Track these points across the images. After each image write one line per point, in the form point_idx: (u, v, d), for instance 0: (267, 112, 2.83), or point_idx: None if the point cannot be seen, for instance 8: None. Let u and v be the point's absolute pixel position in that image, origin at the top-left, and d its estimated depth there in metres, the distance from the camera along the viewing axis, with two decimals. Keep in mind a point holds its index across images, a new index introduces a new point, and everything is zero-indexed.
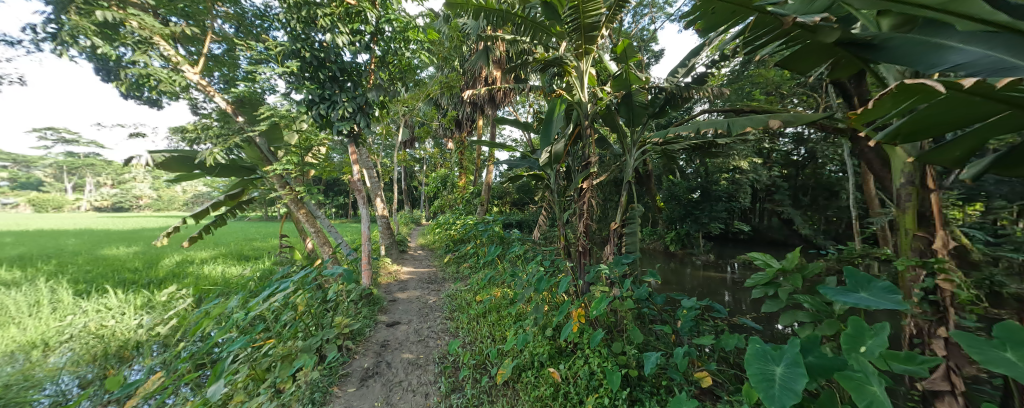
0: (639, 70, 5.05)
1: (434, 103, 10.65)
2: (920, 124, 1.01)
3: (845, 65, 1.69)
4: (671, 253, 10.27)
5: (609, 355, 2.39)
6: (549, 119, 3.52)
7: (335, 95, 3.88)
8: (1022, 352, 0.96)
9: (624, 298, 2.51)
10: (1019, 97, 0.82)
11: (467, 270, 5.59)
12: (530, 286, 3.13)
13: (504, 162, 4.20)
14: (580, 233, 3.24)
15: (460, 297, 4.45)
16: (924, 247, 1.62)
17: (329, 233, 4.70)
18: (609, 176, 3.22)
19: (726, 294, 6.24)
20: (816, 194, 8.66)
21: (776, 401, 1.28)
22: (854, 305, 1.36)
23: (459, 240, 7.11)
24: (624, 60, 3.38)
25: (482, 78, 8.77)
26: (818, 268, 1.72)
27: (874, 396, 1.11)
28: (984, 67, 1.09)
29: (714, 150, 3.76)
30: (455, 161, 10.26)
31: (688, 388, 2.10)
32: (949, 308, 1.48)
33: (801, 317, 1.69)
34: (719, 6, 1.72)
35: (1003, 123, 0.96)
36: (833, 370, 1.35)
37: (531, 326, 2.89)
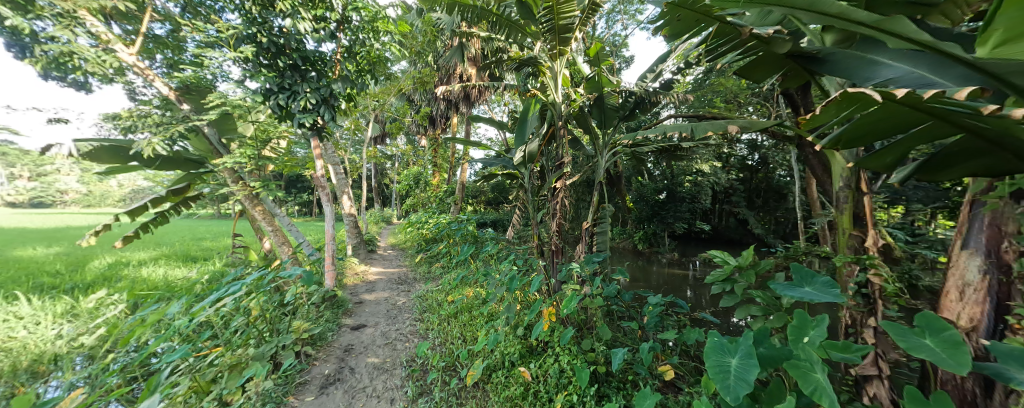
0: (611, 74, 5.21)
1: (406, 99, 10.37)
2: (858, 131, 1.09)
3: (793, 76, 1.82)
4: (638, 251, 10.66)
5: (578, 352, 2.43)
6: (523, 119, 3.53)
7: (296, 85, 3.71)
8: (939, 339, 1.07)
9: (593, 296, 2.56)
10: (941, 108, 0.90)
11: (440, 269, 5.49)
12: (502, 286, 3.12)
13: (477, 161, 4.16)
14: (552, 233, 3.27)
15: (432, 297, 4.35)
16: (858, 244, 1.80)
17: (289, 232, 4.43)
18: (582, 176, 3.27)
19: (688, 290, 6.58)
20: (768, 197, 9.38)
21: (731, 392, 1.36)
22: (800, 299, 1.46)
23: (431, 240, 6.98)
24: (597, 63, 3.44)
25: (456, 75, 8.64)
26: (769, 265, 1.85)
27: (816, 384, 1.20)
28: (908, 82, 1.21)
29: (679, 154, 3.95)
30: (428, 159, 10.04)
31: (652, 382, 2.18)
32: (878, 300, 1.63)
33: (754, 311, 1.79)
34: (684, 15, 1.79)
35: (925, 134, 1.06)
36: (781, 360, 1.45)
37: (503, 326, 2.88)
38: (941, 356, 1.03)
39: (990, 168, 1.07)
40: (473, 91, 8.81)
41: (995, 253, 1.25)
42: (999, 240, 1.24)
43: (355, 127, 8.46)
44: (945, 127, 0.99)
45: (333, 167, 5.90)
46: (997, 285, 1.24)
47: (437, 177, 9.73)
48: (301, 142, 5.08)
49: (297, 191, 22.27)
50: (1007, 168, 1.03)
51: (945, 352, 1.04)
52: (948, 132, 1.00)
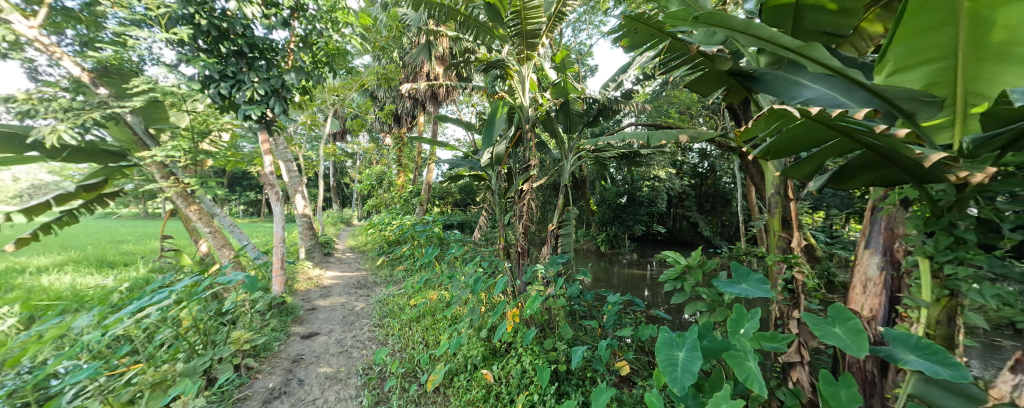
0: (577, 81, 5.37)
1: (370, 95, 9.94)
2: (783, 143, 1.21)
3: (734, 91, 1.99)
4: (601, 253, 11.08)
5: (540, 352, 2.47)
6: (491, 120, 3.54)
7: (241, 74, 3.40)
8: (846, 327, 1.22)
9: (557, 296, 2.61)
10: (847, 127, 1.04)
11: (402, 273, 5.30)
12: (467, 288, 3.07)
13: (444, 162, 4.08)
14: (518, 234, 3.29)
15: (393, 302, 4.19)
16: (785, 245, 2.01)
17: (231, 234, 4.04)
18: (548, 179, 3.34)
19: (645, 289, 6.95)
20: (715, 202, 10.19)
21: (678, 383, 1.46)
22: (738, 295, 1.61)
23: (393, 242, 6.73)
24: (563, 70, 3.52)
25: (423, 73, 8.43)
26: (714, 264, 2.00)
27: (749, 372, 1.33)
28: (827, 102, 1.39)
29: (638, 160, 4.17)
30: (391, 159, 9.67)
31: (609, 378, 2.26)
32: (801, 294, 1.83)
33: (700, 307, 1.93)
34: (641, 28, 1.91)
35: (837, 149, 1.20)
36: (721, 351, 1.57)
37: (466, 328, 2.84)
38: (847, 341, 1.18)
39: (885, 179, 1.24)
40: (440, 91, 8.64)
41: (890, 251, 1.45)
42: (892, 241, 1.45)
43: (311, 123, 7.96)
44: (850, 143, 1.13)
45: (285, 164, 5.50)
46: (891, 279, 1.44)
47: (401, 178, 9.39)
48: (249, 136, 4.68)
49: (241, 189, 20.42)
50: (896, 180, 1.21)
51: (849, 338, 1.19)
52: (853, 147, 1.15)
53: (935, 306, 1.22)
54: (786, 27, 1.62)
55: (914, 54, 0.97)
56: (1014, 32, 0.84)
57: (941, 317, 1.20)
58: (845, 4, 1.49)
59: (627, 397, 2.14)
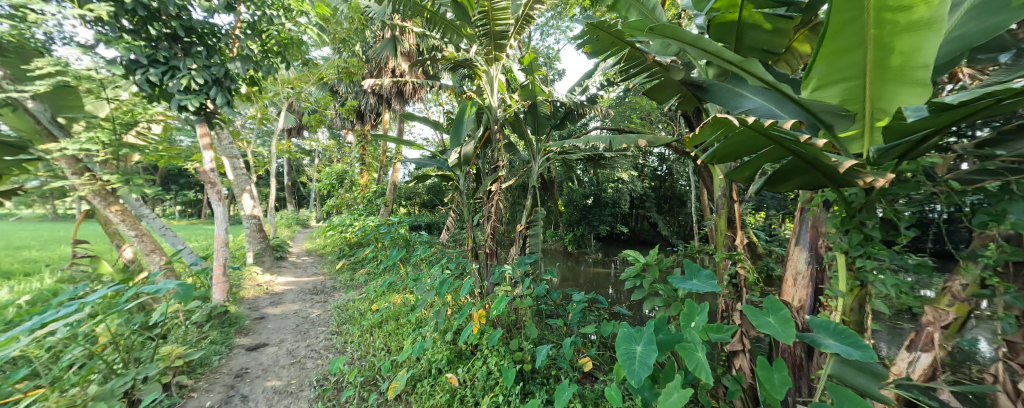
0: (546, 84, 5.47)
1: (329, 89, 9.41)
2: (726, 149, 1.31)
3: (687, 100, 2.12)
4: (568, 252, 11.36)
5: (506, 353, 2.47)
6: (459, 120, 3.50)
7: (176, 60, 3.06)
8: (778, 316, 1.35)
9: (524, 297, 2.62)
10: (778, 136, 1.15)
11: (364, 276, 5.06)
12: (432, 290, 2.98)
13: (410, 161, 3.95)
14: (486, 236, 3.27)
15: (353, 307, 3.99)
16: (731, 243, 2.18)
17: (163, 238, 3.62)
18: (516, 180, 3.36)
19: (609, 287, 7.22)
20: (672, 203, 10.84)
21: (635, 376, 1.53)
22: (689, 290, 1.71)
23: (355, 245, 6.41)
24: (531, 72, 3.54)
25: (388, 69, 8.12)
26: (669, 261, 2.12)
27: (698, 362, 1.43)
28: (761, 114, 1.52)
29: (603, 162, 4.32)
30: (352, 157, 9.22)
31: (572, 374, 2.32)
32: (743, 288, 1.99)
33: (656, 303, 2.04)
34: (602, 36, 1.98)
35: (771, 156, 1.32)
36: (675, 344, 1.67)
37: (431, 332, 2.78)
38: (778, 330, 1.30)
39: (810, 184, 1.38)
40: (406, 88, 8.38)
41: (814, 248, 1.62)
42: (817, 238, 1.61)
43: (262, 116, 7.36)
44: (781, 150, 1.25)
45: (230, 160, 5.03)
46: (816, 272, 1.61)
47: (364, 177, 8.98)
48: (187, 128, 4.22)
49: (177, 187, 18.37)
50: (819, 184, 1.35)
51: (780, 327, 1.31)
52: (783, 154, 1.27)
53: (848, 295, 1.39)
54: (730, 42, 1.76)
55: (834, 71, 1.09)
56: (911, 58, 0.97)
57: (854, 305, 1.38)
58: (779, 24, 1.65)
59: (589, 393, 2.20)
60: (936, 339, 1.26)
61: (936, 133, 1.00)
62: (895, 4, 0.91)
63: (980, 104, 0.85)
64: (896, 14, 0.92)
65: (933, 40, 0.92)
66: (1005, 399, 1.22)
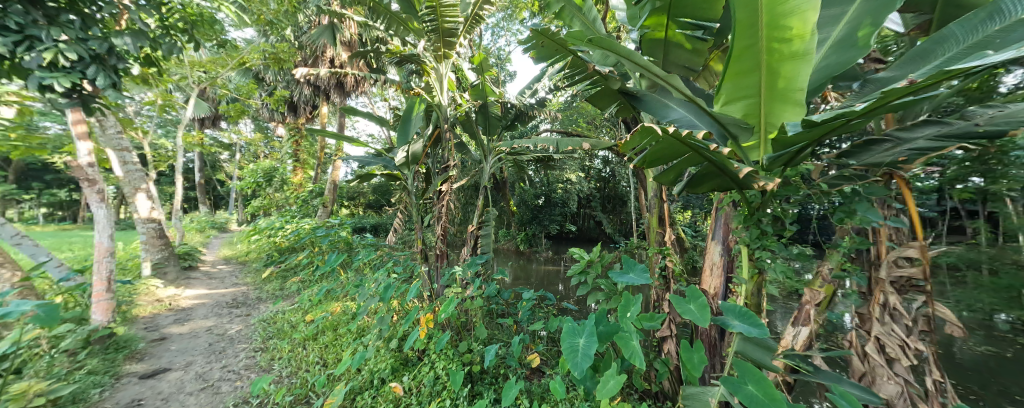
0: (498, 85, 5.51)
1: (254, 76, 8.38)
2: (653, 155, 1.45)
3: (626, 107, 2.28)
4: (520, 252, 11.54)
5: (454, 356, 2.42)
6: (407, 118, 3.38)
7: (34, 27, 2.44)
8: (697, 303, 1.51)
9: (474, 298, 2.58)
10: (695, 145, 1.30)
11: (298, 284, 4.58)
12: (375, 296, 2.79)
13: (352, 159, 3.67)
14: (436, 237, 3.19)
15: (283, 320, 3.58)
16: (661, 239, 2.40)
17: (19, 249, 2.90)
18: (467, 180, 3.32)
19: (559, 284, 7.48)
20: (615, 203, 11.60)
21: (578, 367, 1.62)
22: (626, 283, 1.84)
23: (286, 250, 5.78)
24: (482, 71, 3.51)
25: (325, 58, 7.45)
26: (610, 257, 2.26)
27: (633, 350, 1.54)
28: (682, 123, 1.65)
29: (552, 164, 4.46)
30: (283, 153, 8.30)
31: (520, 372, 2.34)
32: (671, 279, 2.20)
33: (598, 296, 2.16)
34: (547, 42, 2.05)
35: (690, 162, 1.49)
36: (613, 334, 1.78)
37: (374, 340, 2.62)
38: (697, 315, 1.47)
39: (721, 186, 1.58)
40: (346, 80, 7.78)
41: (725, 241, 1.85)
42: (727, 233, 1.85)
43: (165, 103, 6.29)
44: (697, 157, 1.42)
45: (118, 153, 4.19)
46: (727, 263, 1.83)
47: (298, 175, 8.16)
48: (53, 113, 3.43)
49: (45, 185, 14.93)
50: (729, 186, 1.55)
51: (699, 312, 1.48)
52: (700, 161, 1.44)
53: (750, 282, 1.61)
54: (658, 57, 1.93)
55: (739, 90, 1.28)
56: (792, 82, 1.16)
57: (754, 290, 1.60)
58: (697, 45, 1.85)
59: (536, 388, 2.24)
60: (811, 315, 1.51)
61: (810, 145, 1.23)
62: (779, 36, 1.09)
63: (837, 122, 1.05)
64: (780, 44, 1.11)
65: (807, 69, 1.11)
66: (857, 359, 1.50)
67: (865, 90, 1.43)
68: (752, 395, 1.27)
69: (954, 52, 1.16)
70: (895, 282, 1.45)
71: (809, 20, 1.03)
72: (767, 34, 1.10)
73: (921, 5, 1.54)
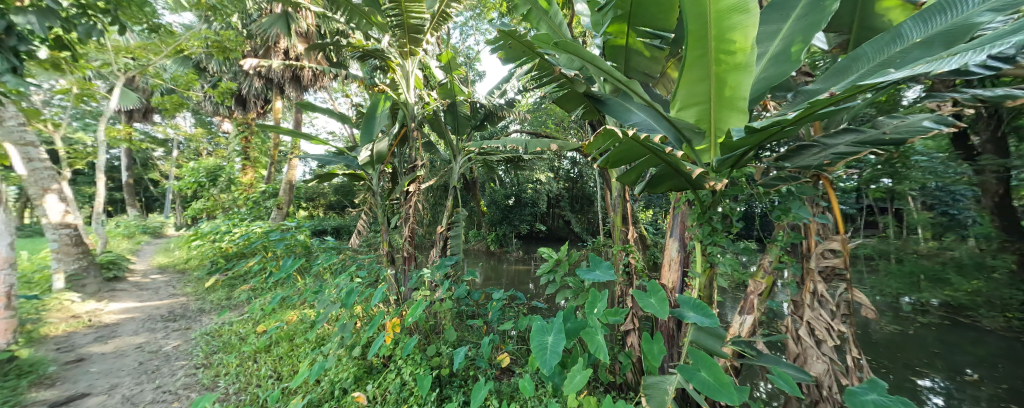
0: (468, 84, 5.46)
1: (196, 65, 7.63)
2: (616, 157, 1.51)
3: (592, 110, 2.34)
4: (491, 252, 11.50)
5: (422, 360, 2.36)
6: (371, 115, 3.27)
7: None
8: (657, 297, 1.60)
9: (443, 300, 2.53)
10: (654, 148, 1.37)
11: (248, 293, 4.22)
12: (336, 302, 2.65)
13: (310, 157, 3.46)
14: (404, 238, 3.11)
15: (232, 332, 3.30)
16: (625, 236, 2.52)
17: None
18: (436, 180, 3.27)
19: (529, 283, 7.56)
20: (583, 202, 11.93)
21: (547, 364, 1.65)
22: (592, 280, 1.90)
23: (234, 256, 5.32)
24: (450, 70, 3.46)
25: (279, 50, 6.97)
26: (577, 255, 2.32)
27: (598, 344, 1.60)
28: (642, 127, 1.71)
29: (522, 164, 4.49)
30: (231, 151, 7.65)
31: (490, 372, 2.34)
32: (634, 274, 2.32)
33: (567, 293, 2.22)
34: (515, 44, 2.07)
35: (649, 163, 1.57)
36: (580, 330, 1.83)
37: (335, 349, 2.49)
38: (656, 308, 1.56)
39: (677, 186, 1.68)
40: (303, 74, 7.32)
41: (682, 238, 1.96)
42: (684, 231, 1.95)
43: (84, 92, 5.54)
44: (655, 159, 1.50)
45: (19, 149, 3.63)
46: (683, 258, 1.95)
47: (248, 175, 7.55)
48: None
49: None
50: (684, 186, 1.65)
51: (658, 305, 1.57)
52: (658, 162, 1.53)
53: (702, 275, 1.73)
54: (620, 63, 2.02)
55: (692, 97, 1.38)
56: (736, 91, 1.27)
57: (705, 283, 1.73)
58: (654, 53, 1.96)
59: (505, 387, 2.25)
60: (754, 304, 1.65)
61: (752, 149, 1.34)
62: (725, 48, 1.20)
63: (773, 128, 1.16)
64: (725, 55, 1.22)
65: (748, 79, 1.23)
66: (792, 342, 1.67)
67: (796, 101, 1.59)
68: (704, 380, 1.37)
69: (865, 70, 1.33)
70: (822, 272, 1.63)
71: (749, 35, 1.15)
72: (715, 46, 1.21)
73: (841, 26, 1.75)
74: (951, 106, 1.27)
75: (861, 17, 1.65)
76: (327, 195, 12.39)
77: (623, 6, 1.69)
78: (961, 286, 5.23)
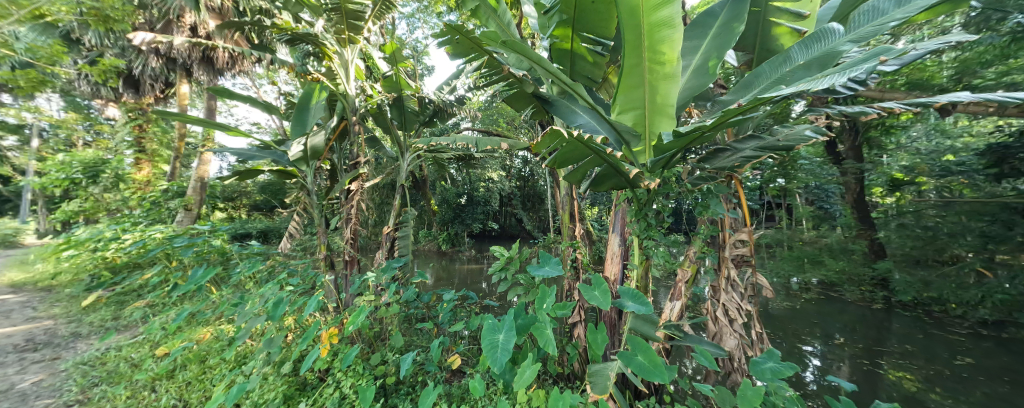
0: (417, 79, 5.26)
1: (66, 35, 6.18)
2: (562, 156, 1.58)
3: (540, 110, 2.39)
4: (442, 252, 11.20)
5: (365, 371, 2.20)
6: (304, 106, 2.98)
7: None
8: (601, 290, 1.69)
9: (389, 305, 2.39)
10: (596, 147, 1.47)
11: (144, 310, 3.53)
12: (261, 314, 2.35)
13: (228, 151, 3.02)
14: (346, 240, 2.90)
15: (120, 359, 2.74)
16: (573, 233, 2.65)
17: None
18: (381, 178, 3.08)
19: (482, 282, 7.52)
20: (534, 201, 12.21)
21: (498, 362, 1.65)
22: (542, 276, 1.94)
23: (125, 267, 4.41)
24: (394, 62, 3.28)
25: (186, 25, 5.96)
26: (527, 253, 2.36)
27: (547, 338, 1.64)
28: (586, 129, 1.78)
29: (474, 162, 4.45)
30: (119, 142, 6.37)
31: (440, 376, 2.27)
32: (580, 269, 2.44)
33: (518, 290, 2.25)
34: (463, 39, 2.03)
35: (593, 163, 1.66)
36: (530, 326, 1.86)
37: (261, 367, 2.21)
38: (599, 300, 1.65)
39: (618, 185, 1.81)
40: (218, 55, 6.37)
41: (623, 233, 2.10)
42: (624, 226, 2.09)
43: None
44: (597, 158, 1.60)
45: None
46: (623, 252, 2.10)
47: (144, 171, 6.33)
48: None
49: None
50: (623, 185, 1.79)
51: (601, 297, 1.66)
52: (601, 162, 1.63)
53: (639, 266, 1.88)
54: (565, 66, 2.09)
55: (628, 102, 1.48)
56: (666, 99, 1.41)
57: (641, 274, 1.88)
58: (596, 59, 2.03)
59: (455, 390, 2.20)
60: (681, 291, 1.85)
61: (680, 151, 1.49)
62: (656, 58, 1.32)
63: (696, 133, 1.31)
64: (656, 65, 1.34)
65: (675, 88, 1.38)
66: (710, 322, 1.91)
67: (713, 109, 1.82)
68: (640, 364, 1.49)
69: (764, 85, 1.57)
70: (734, 259, 1.88)
71: (675, 49, 1.28)
72: (648, 57, 1.32)
73: (746, 47, 2.02)
74: (824, 118, 1.56)
75: (761, 41, 1.93)
76: (250, 194, 10.97)
77: (568, 10, 1.78)
78: (832, 266, 6.43)
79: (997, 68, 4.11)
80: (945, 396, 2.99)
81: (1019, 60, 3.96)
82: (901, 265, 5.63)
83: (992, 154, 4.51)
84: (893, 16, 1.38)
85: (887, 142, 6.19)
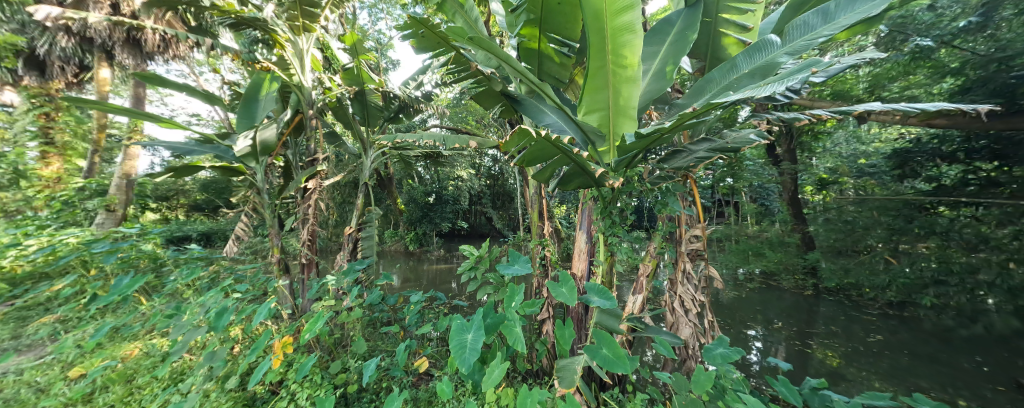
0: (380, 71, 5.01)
1: None
2: (531, 155, 1.62)
3: (509, 109, 2.39)
4: (410, 252, 10.90)
5: (323, 380, 2.07)
6: (252, 96, 2.74)
7: None
8: (568, 286, 1.72)
9: (351, 309, 2.28)
10: (562, 147, 1.53)
11: (54, 326, 3.05)
12: (203, 325, 2.12)
13: (160, 144, 2.70)
14: (303, 242, 2.72)
15: (21, 384, 2.33)
16: (541, 232, 2.67)
17: None
18: (342, 176, 2.92)
19: (452, 283, 7.39)
20: (505, 199, 12.23)
21: (466, 362, 1.63)
22: (511, 274, 1.94)
23: None
24: (355, 53, 3.11)
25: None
26: (497, 251, 2.35)
27: (515, 336, 1.66)
28: (553, 128, 1.81)
29: (442, 160, 4.34)
30: (18, 132, 4.97)
31: (406, 380, 2.20)
32: (549, 267, 2.46)
33: (488, 289, 2.23)
34: (429, 34, 1.98)
35: (560, 162, 1.71)
36: (499, 324, 1.86)
37: (202, 383, 1.99)
38: (566, 296, 1.68)
39: (584, 184, 1.87)
40: (147, 35, 5.64)
41: (589, 231, 2.15)
42: (590, 224, 2.14)
43: None
44: (563, 157, 1.66)
45: None
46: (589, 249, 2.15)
47: (56, 167, 5.49)
48: None
49: None
50: (589, 184, 1.86)
51: (568, 293, 1.69)
52: (568, 161, 1.69)
53: (604, 262, 1.93)
54: (533, 66, 2.10)
55: (594, 102, 1.52)
56: (628, 101, 1.47)
57: (606, 270, 1.94)
58: (563, 60, 2.05)
59: (422, 393, 2.14)
60: (643, 285, 1.93)
61: (642, 151, 1.56)
62: (619, 61, 1.37)
63: (656, 135, 1.38)
64: (619, 69, 1.39)
65: (637, 91, 1.44)
66: (668, 314, 2.02)
67: (670, 112, 1.92)
68: (605, 356, 1.53)
69: (714, 91, 1.68)
70: (689, 254, 2.00)
71: (636, 53, 1.33)
72: (611, 60, 1.36)
73: (700, 54, 2.15)
74: (767, 123, 1.70)
75: (712, 49, 2.07)
76: (189, 193, 9.95)
77: (535, 10, 1.79)
78: (771, 258, 7.09)
79: (900, 83, 4.79)
80: (861, 369, 3.41)
81: (916, 76, 4.63)
82: (827, 255, 6.35)
83: (896, 158, 5.34)
84: (821, 32, 1.53)
85: (817, 146, 6.92)
